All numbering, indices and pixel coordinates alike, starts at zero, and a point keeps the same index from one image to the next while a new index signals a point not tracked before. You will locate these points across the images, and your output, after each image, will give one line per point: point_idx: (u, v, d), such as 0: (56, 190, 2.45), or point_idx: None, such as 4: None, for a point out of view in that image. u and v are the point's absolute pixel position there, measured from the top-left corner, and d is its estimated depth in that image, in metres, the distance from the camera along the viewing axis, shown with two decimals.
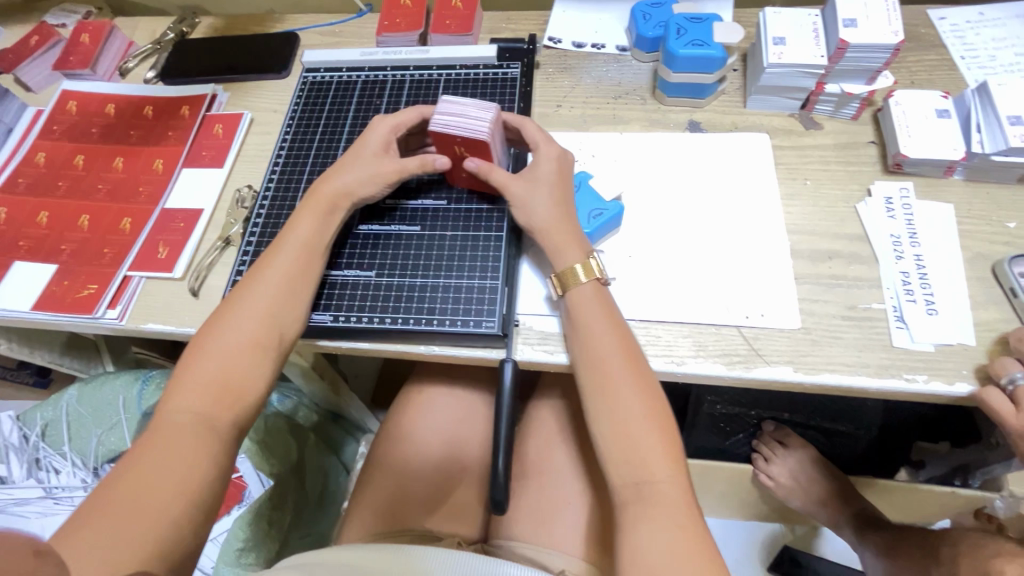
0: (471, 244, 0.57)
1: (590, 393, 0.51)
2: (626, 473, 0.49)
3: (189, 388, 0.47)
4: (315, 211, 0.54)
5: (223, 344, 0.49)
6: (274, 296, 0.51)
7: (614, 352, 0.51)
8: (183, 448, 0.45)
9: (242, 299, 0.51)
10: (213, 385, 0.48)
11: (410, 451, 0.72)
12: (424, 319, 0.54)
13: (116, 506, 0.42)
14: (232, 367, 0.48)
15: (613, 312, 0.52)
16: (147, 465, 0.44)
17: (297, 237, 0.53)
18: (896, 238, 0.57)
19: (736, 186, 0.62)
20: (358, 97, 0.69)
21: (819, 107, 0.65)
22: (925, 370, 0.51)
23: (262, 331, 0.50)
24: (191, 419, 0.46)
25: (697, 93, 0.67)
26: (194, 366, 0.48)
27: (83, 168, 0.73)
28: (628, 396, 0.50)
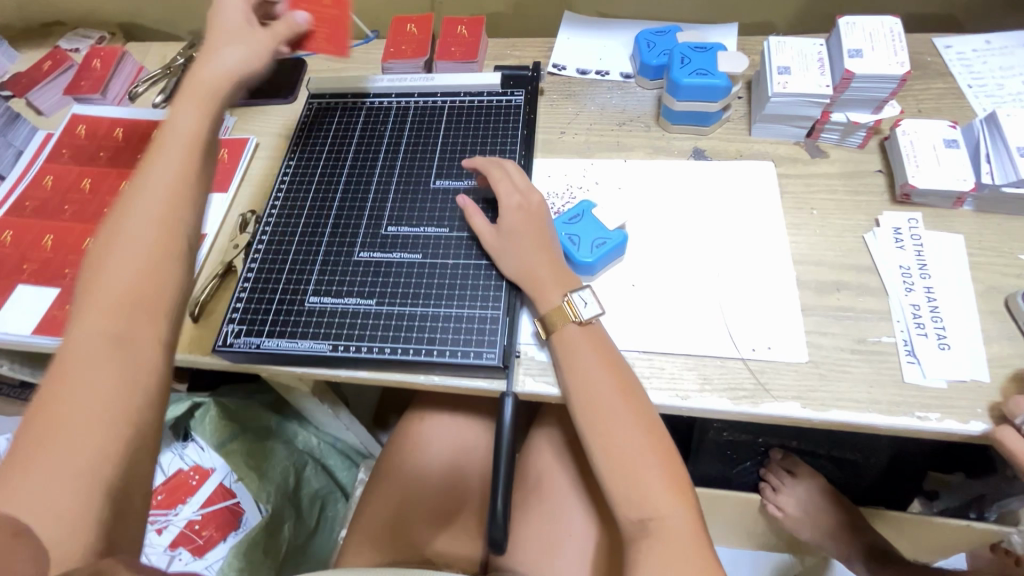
0: (473, 271, 0.56)
1: (586, 427, 0.50)
2: (631, 510, 0.48)
3: (91, 312, 0.44)
4: (193, 105, 0.55)
5: (119, 249, 0.46)
6: (168, 193, 0.50)
7: (610, 387, 0.50)
8: (102, 374, 0.41)
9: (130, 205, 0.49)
10: (121, 299, 0.44)
11: (411, 481, 0.71)
12: (424, 349, 0.52)
13: (45, 449, 0.38)
14: (136, 277, 0.46)
15: (605, 346, 0.51)
16: (65, 397, 0.40)
17: (176, 130, 0.53)
18: (905, 270, 0.56)
19: (742, 214, 0.62)
20: (363, 123, 0.69)
21: (825, 135, 0.65)
22: (938, 408, 0.50)
23: (159, 233, 0.48)
24: (101, 340, 0.43)
25: (702, 121, 0.67)
26: (95, 282, 0.45)
27: (89, 192, 0.73)
28: (625, 431, 0.49)
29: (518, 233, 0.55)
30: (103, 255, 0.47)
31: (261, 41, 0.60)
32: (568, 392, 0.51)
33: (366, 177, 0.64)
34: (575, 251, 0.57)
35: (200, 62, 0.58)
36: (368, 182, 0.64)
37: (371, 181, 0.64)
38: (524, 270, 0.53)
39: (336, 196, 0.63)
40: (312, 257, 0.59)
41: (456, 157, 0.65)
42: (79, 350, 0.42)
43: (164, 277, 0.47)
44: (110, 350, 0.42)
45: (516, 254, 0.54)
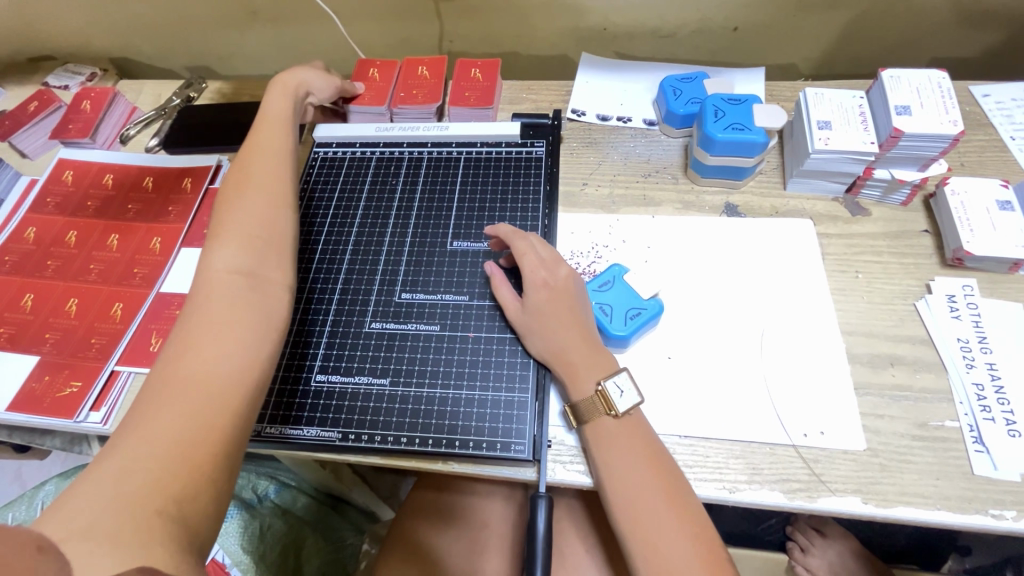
0: (496, 347, 0.52)
1: (628, 537, 0.45)
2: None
3: (222, 252, 0.46)
4: (281, 94, 0.62)
5: (242, 203, 0.50)
6: (277, 158, 0.55)
7: (652, 485, 0.45)
8: (234, 312, 0.44)
9: (249, 166, 0.54)
10: (247, 239, 0.48)
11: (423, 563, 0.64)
12: (445, 439, 0.48)
13: (181, 389, 0.39)
14: (257, 224, 0.49)
15: (645, 436, 0.47)
16: (198, 341, 0.41)
17: (272, 114, 0.59)
18: (964, 343, 0.52)
19: (783, 278, 0.57)
20: (373, 176, 0.65)
21: (865, 191, 0.61)
22: (1013, 505, 0.45)
23: (275, 191, 0.52)
24: (231, 276, 0.45)
25: (734, 175, 0.63)
26: (219, 226, 0.48)
27: (74, 246, 0.68)
28: (670, 539, 0.43)
29: (547, 310, 0.50)
30: (221, 207, 0.50)
31: (317, 76, 0.65)
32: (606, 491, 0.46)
33: (377, 237, 0.60)
34: (607, 323, 0.53)
35: (288, 78, 0.63)
36: (380, 243, 0.60)
37: (383, 242, 0.60)
38: (557, 351, 0.49)
39: (346, 257, 0.59)
40: (319, 329, 0.54)
41: (475, 216, 0.61)
42: (213, 289, 0.44)
43: (281, 222, 0.50)
44: (240, 285, 0.45)
45: (547, 334, 0.50)
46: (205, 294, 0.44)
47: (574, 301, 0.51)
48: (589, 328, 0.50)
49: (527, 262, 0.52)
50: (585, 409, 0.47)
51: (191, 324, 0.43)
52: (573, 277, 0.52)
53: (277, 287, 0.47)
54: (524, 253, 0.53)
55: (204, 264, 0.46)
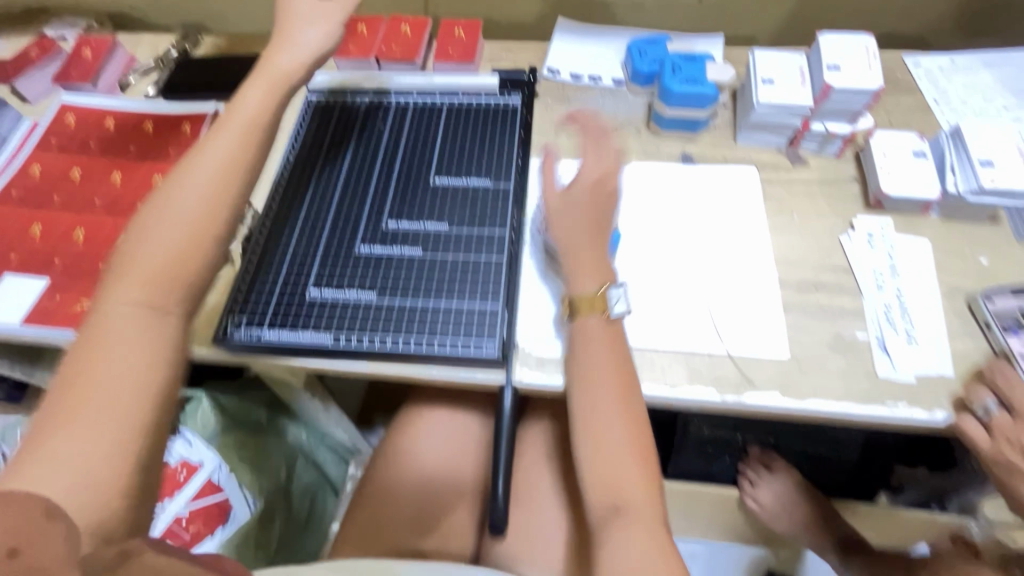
0: (472, 266, 0.58)
1: (580, 423, 0.52)
2: (605, 495, 0.51)
3: (124, 285, 0.44)
4: (267, 85, 0.55)
5: (158, 230, 0.47)
6: (214, 171, 0.50)
7: (613, 390, 0.52)
8: (135, 345, 0.43)
9: (183, 175, 0.50)
10: (155, 271, 0.45)
11: (393, 486, 0.73)
12: (425, 341, 0.54)
13: (81, 419, 0.39)
14: (166, 259, 0.46)
15: (621, 348, 0.54)
16: (99, 375, 0.41)
17: (242, 112, 0.53)
18: (878, 271, 0.60)
19: (728, 215, 0.65)
20: (362, 119, 0.70)
21: (805, 143, 0.69)
22: (906, 399, 0.54)
23: (198, 208, 0.48)
24: (136, 309, 0.44)
25: (690, 127, 0.70)
26: (128, 253, 0.46)
27: (79, 182, 0.73)
28: (614, 429, 0.51)
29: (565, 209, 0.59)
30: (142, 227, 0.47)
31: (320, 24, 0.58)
32: (571, 380, 0.53)
33: (366, 172, 0.66)
34: None
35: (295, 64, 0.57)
36: (369, 178, 0.66)
37: (371, 177, 0.65)
38: (569, 244, 0.57)
39: (337, 189, 0.65)
40: (312, 250, 0.60)
41: (456, 156, 0.67)
42: (118, 321, 0.43)
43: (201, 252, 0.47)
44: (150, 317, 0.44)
45: (561, 229, 0.58)
46: (106, 326, 0.43)
47: (601, 220, 0.59)
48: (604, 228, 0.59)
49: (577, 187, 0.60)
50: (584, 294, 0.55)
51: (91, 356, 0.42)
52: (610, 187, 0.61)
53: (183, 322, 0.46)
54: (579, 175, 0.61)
55: (110, 295, 0.44)
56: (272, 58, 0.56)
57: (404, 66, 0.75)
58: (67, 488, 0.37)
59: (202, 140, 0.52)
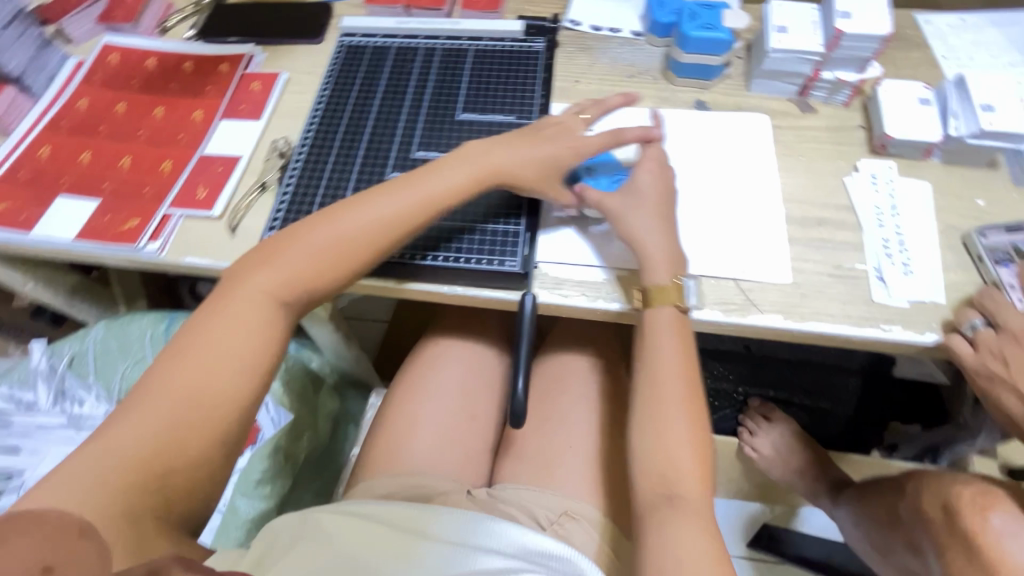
0: (496, 193, 0.64)
1: (644, 409, 0.56)
2: (658, 484, 0.53)
3: (263, 278, 0.54)
4: (463, 170, 0.60)
5: (298, 247, 0.55)
6: (363, 220, 0.56)
7: (675, 378, 0.56)
8: (243, 344, 0.52)
9: (338, 214, 0.57)
10: (285, 283, 0.54)
11: (414, 412, 0.77)
12: (451, 258, 0.59)
13: (173, 401, 0.48)
14: (297, 275, 0.55)
15: (688, 339, 0.57)
16: (213, 350, 0.51)
17: (432, 182, 0.59)
18: (879, 209, 0.64)
19: (739, 157, 0.68)
20: (393, 60, 0.74)
21: (815, 93, 0.72)
22: (899, 322, 0.57)
23: (341, 247, 0.56)
24: (278, 303, 0.54)
25: (705, 75, 0.73)
26: (275, 253, 0.55)
27: (123, 115, 0.77)
28: (679, 423, 0.54)
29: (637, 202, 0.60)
30: (290, 236, 0.56)
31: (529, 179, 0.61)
32: (640, 368, 0.58)
33: (397, 108, 0.70)
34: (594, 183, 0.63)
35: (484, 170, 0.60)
36: (399, 113, 0.70)
37: (401, 113, 0.70)
38: (636, 234, 0.59)
39: (369, 123, 0.69)
40: (346, 177, 0.65)
41: (482, 94, 0.70)
42: (249, 307, 0.53)
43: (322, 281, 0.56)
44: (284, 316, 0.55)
45: (627, 221, 0.59)
46: (234, 313, 0.53)
47: (666, 196, 0.61)
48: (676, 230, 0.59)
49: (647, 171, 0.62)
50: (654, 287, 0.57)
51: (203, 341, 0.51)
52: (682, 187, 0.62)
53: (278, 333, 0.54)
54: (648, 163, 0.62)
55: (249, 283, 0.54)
56: (455, 169, 0.59)
57: (431, 11, 0.78)
58: (85, 489, 0.44)
59: (375, 185, 0.59)
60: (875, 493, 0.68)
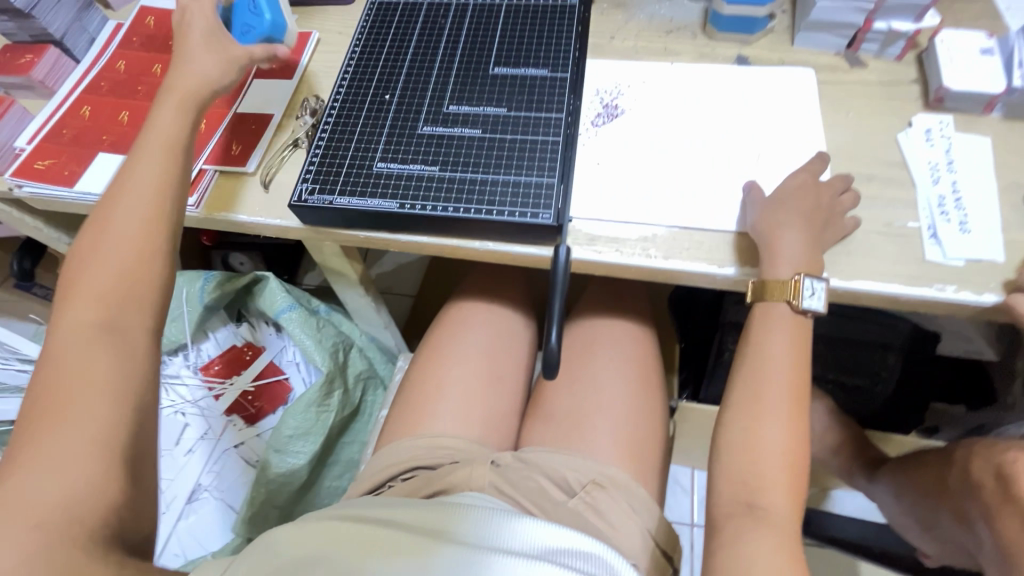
0: (531, 144, 0.61)
1: (740, 409, 0.55)
2: (741, 493, 0.52)
3: (79, 303, 0.52)
4: (175, 105, 0.60)
5: (101, 267, 0.53)
6: (108, 208, 0.56)
7: (783, 380, 0.55)
8: (98, 358, 0.50)
9: (100, 228, 0.55)
10: (101, 296, 0.52)
11: (441, 375, 0.78)
12: (483, 210, 0.58)
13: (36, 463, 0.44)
14: (119, 273, 0.53)
15: (804, 344, 0.56)
16: (63, 377, 0.49)
17: (158, 133, 0.59)
18: (934, 165, 0.60)
19: (782, 113, 0.65)
20: (425, 16, 0.73)
21: (865, 46, 0.68)
22: (954, 282, 0.54)
23: (129, 240, 0.54)
24: (90, 329, 0.51)
25: (747, 29, 0.70)
26: (75, 284, 0.53)
27: (160, 76, 0.78)
28: (774, 428, 0.53)
29: (779, 196, 0.57)
30: (87, 255, 0.54)
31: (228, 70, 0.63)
32: (741, 369, 0.57)
33: (428, 64, 0.69)
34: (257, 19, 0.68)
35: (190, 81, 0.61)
36: (431, 69, 0.68)
37: (433, 68, 0.68)
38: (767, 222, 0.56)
39: (401, 78, 0.68)
40: (378, 132, 0.64)
41: (515, 48, 0.69)
42: (76, 332, 0.51)
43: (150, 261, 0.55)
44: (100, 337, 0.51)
45: (770, 210, 0.57)
46: (61, 350, 0.50)
47: (816, 216, 0.56)
48: (820, 240, 0.56)
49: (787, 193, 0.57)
50: (776, 280, 0.55)
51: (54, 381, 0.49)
52: (846, 210, 0.57)
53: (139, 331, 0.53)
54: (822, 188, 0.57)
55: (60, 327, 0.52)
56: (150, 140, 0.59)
57: None
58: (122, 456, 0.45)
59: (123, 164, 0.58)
60: (919, 465, 0.65)
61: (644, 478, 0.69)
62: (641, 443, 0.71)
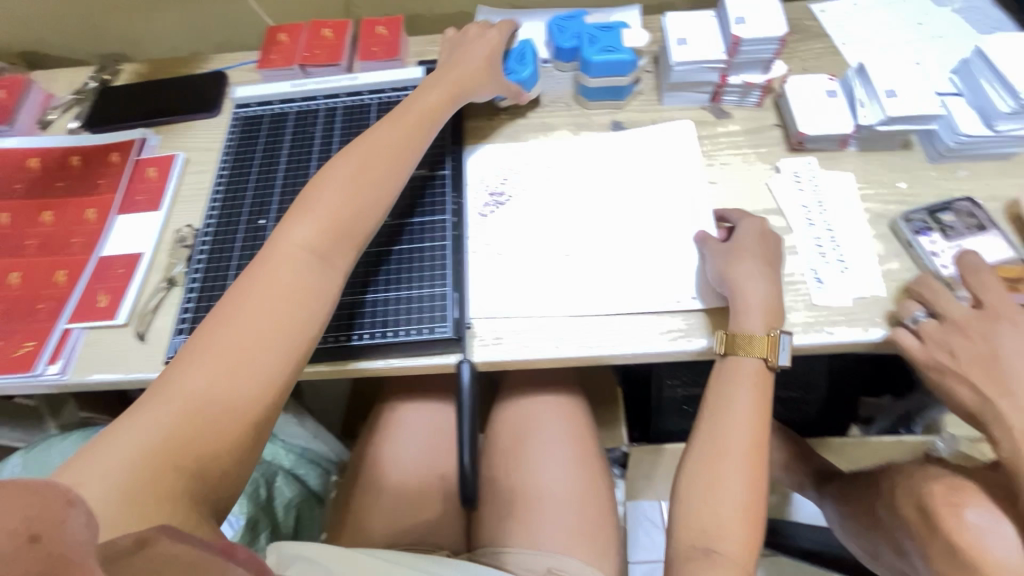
0: (418, 253, 0.61)
1: (699, 467, 0.54)
2: (698, 538, 0.52)
3: (306, 231, 0.51)
4: (457, 78, 0.65)
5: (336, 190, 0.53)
6: (390, 147, 0.57)
7: (747, 433, 0.54)
8: (281, 288, 0.48)
9: (367, 151, 0.56)
10: (325, 224, 0.51)
11: (376, 487, 0.73)
12: (377, 333, 0.56)
13: (187, 411, 0.42)
14: (344, 205, 0.52)
15: (763, 397, 0.55)
16: (236, 318, 0.46)
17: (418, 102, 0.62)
18: (806, 208, 0.63)
19: (661, 174, 0.67)
20: (293, 127, 0.70)
21: (726, 98, 0.71)
22: (844, 323, 0.56)
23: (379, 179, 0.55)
24: (304, 252, 0.50)
25: (616, 95, 0.72)
26: (305, 202, 0.52)
27: (6, 226, 0.70)
28: (734, 481, 0.53)
29: (733, 246, 0.58)
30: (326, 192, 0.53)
31: (483, 76, 0.66)
32: (704, 424, 0.56)
33: (302, 179, 0.66)
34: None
35: (465, 78, 0.65)
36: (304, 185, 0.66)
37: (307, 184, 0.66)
38: (728, 273, 0.56)
39: (275, 199, 0.65)
40: None
41: None
42: (290, 263, 0.49)
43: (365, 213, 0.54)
44: (311, 264, 0.50)
45: (734, 260, 0.57)
46: (273, 268, 0.48)
47: (772, 260, 0.58)
48: (777, 280, 0.57)
49: (740, 235, 0.59)
50: (746, 332, 0.54)
51: (224, 319, 0.46)
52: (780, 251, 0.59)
53: (340, 273, 0.51)
54: (755, 231, 0.59)
55: (284, 242, 0.50)
56: (450, 73, 0.65)
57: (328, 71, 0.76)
58: None
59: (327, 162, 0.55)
60: (855, 491, 0.66)
61: (599, 560, 0.67)
62: (589, 520, 0.69)
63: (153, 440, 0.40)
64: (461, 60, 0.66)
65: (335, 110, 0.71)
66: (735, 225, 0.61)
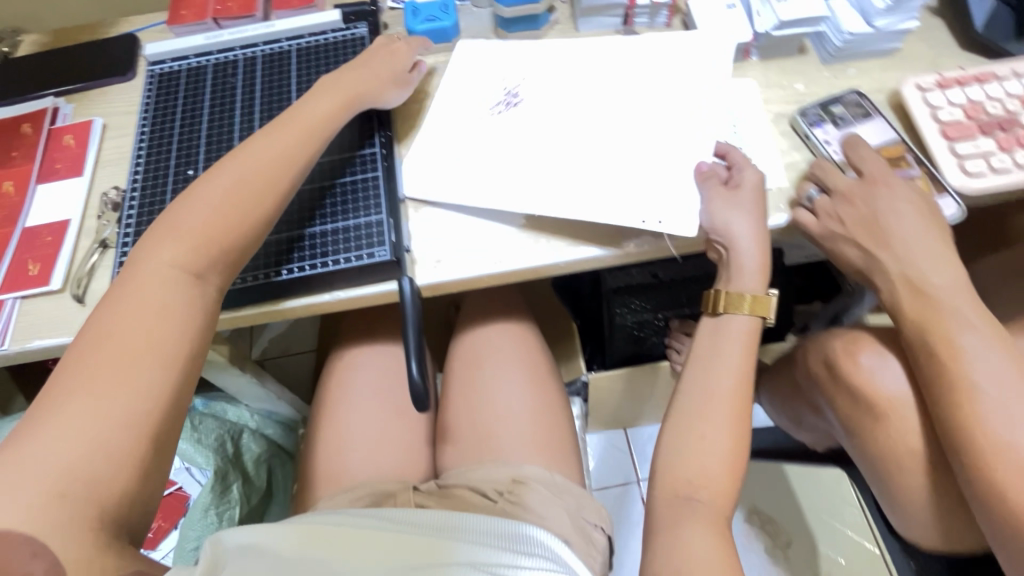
0: (352, 186, 0.62)
1: (686, 417, 0.57)
2: (681, 487, 0.54)
3: (170, 248, 0.51)
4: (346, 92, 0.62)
5: (205, 203, 0.53)
6: (277, 151, 0.57)
7: (731, 391, 0.58)
8: (155, 307, 0.48)
9: (245, 157, 0.56)
10: (197, 240, 0.51)
11: (342, 427, 0.75)
12: (318, 263, 0.58)
13: (61, 431, 0.42)
14: (212, 220, 0.52)
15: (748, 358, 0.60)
16: (112, 336, 0.46)
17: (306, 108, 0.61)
18: None
19: None
20: (212, 79, 0.69)
21: (638, 20, 0.74)
22: None
23: (260, 185, 0.55)
24: (174, 271, 0.50)
25: (533, 24, 0.74)
26: (176, 221, 0.52)
27: None
28: (720, 434, 0.55)
29: (736, 195, 0.58)
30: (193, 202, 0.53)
31: (383, 87, 0.64)
32: (693, 377, 0.60)
33: (227, 129, 0.66)
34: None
35: (360, 87, 0.63)
36: (231, 134, 0.66)
37: (232, 133, 0.66)
38: (724, 224, 0.58)
39: (201, 151, 0.65)
40: None
41: None
42: (160, 281, 0.49)
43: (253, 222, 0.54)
44: (182, 281, 0.50)
45: (726, 207, 0.57)
46: (144, 284, 0.49)
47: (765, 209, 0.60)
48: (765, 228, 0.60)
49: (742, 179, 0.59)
50: (737, 293, 0.61)
51: (96, 340, 0.46)
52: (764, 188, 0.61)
53: (215, 289, 0.52)
54: (754, 175, 0.60)
55: (145, 262, 0.50)
56: (344, 77, 0.63)
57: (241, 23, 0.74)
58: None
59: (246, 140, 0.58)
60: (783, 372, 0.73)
61: (560, 465, 0.72)
62: (547, 430, 0.74)
63: (58, 462, 0.41)
64: (350, 75, 0.64)
65: (255, 59, 0.71)
66: (735, 167, 0.60)
